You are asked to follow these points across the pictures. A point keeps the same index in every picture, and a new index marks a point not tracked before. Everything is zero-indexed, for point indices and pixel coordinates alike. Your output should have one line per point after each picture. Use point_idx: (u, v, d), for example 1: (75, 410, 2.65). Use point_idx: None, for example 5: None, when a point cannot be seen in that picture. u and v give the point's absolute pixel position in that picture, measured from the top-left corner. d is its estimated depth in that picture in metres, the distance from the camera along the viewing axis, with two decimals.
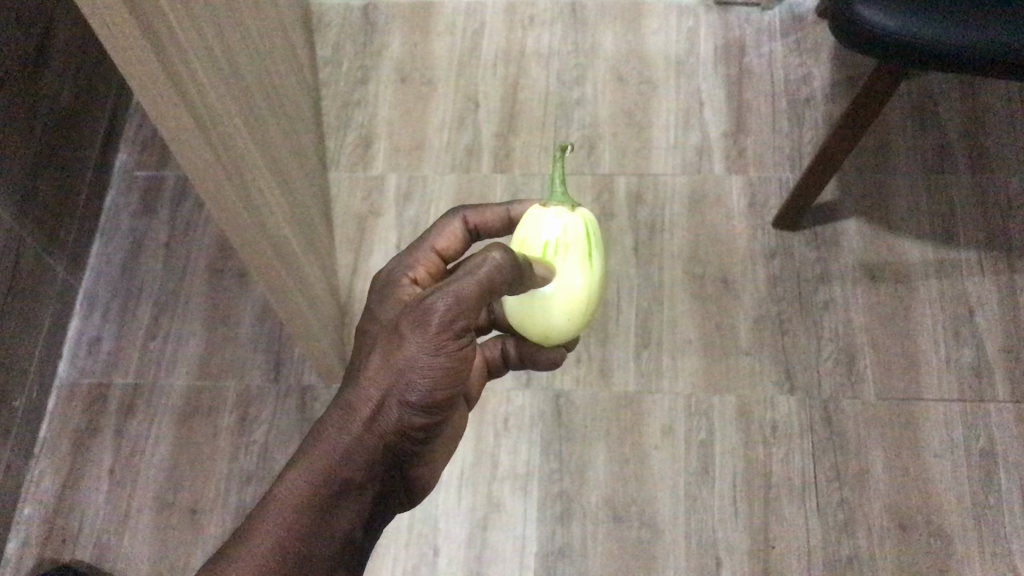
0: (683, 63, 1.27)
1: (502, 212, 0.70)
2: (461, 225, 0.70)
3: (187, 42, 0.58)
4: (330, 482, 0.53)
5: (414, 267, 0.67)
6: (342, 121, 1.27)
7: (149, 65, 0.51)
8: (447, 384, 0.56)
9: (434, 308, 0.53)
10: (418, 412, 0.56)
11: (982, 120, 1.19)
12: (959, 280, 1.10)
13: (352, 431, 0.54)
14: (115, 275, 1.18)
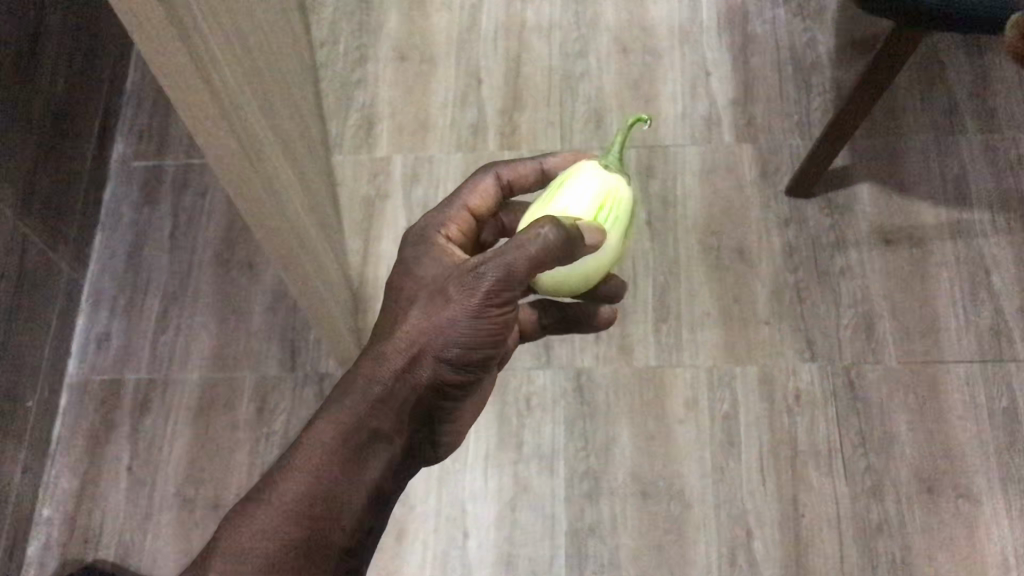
0: (686, 32, 1.26)
1: (535, 167, 0.68)
2: (494, 181, 0.68)
3: (205, 22, 0.56)
4: (365, 426, 0.54)
5: (444, 227, 0.65)
6: (342, 102, 1.25)
7: (165, 30, 0.49)
8: (485, 345, 0.57)
9: (482, 277, 0.54)
10: (453, 369, 0.57)
11: (990, 80, 1.19)
12: (975, 242, 1.10)
13: (387, 380, 0.55)
14: (120, 268, 1.16)
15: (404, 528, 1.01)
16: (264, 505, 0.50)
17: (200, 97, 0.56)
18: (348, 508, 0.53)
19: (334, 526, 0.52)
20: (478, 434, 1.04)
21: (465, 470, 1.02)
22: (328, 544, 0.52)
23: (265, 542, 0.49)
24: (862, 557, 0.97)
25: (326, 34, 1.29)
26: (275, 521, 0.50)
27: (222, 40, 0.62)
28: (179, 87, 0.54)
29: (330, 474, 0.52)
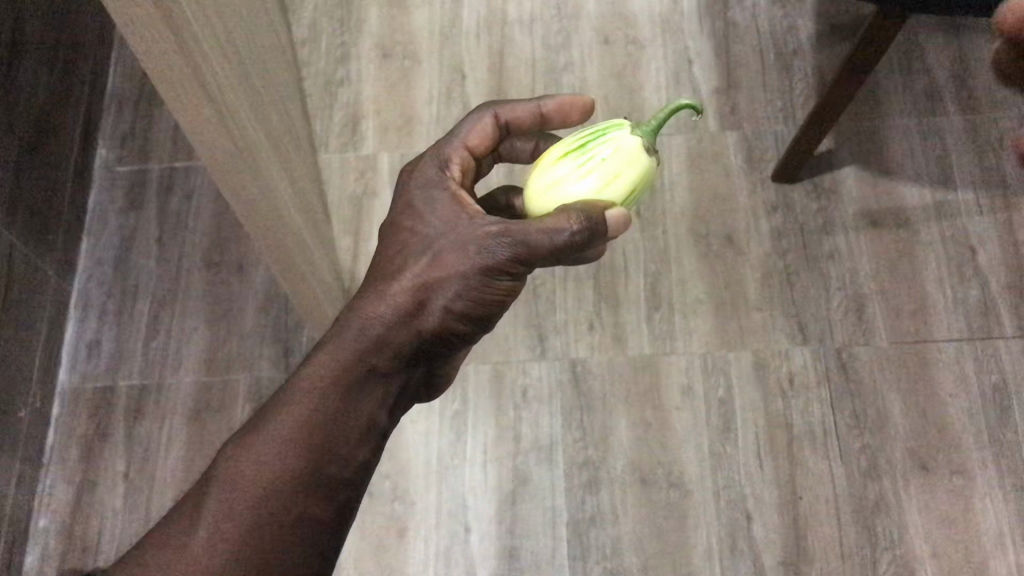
0: (667, 21, 1.26)
1: (534, 109, 0.63)
2: (492, 121, 0.64)
3: (196, 19, 0.56)
4: (363, 365, 0.53)
5: (443, 168, 0.61)
6: (326, 100, 1.24)
7: (157, 26, 0.48)
8: (493, 297, 0.55)
9: (497, 242, 0.53)
10: (460, 321, 0.56)
11: (969, 61, 1.20)
12: (960, 221, 1.12)
13: (391, 323, 0.53)
14: (108, 275, 1.15)
15: (406, 524, 1.01)
16: (258, 439, 0.50)
17: (193, 93, 0.56)
18: (344, 443, 0.53)
19: (330, 460, 0.52)
20: (476, 428, 1.04)
21: (465, 464, 1.03)
22: (324, 477, 0.51)
23: (259, 473, 0.50)
24: (861, 536, 0.98)
25: (307, 32, 1.28)
26: (266, 452, 0.50)
27: (212, 35, 0.61)
28: (172, 84, 0.53)
29: (326, 411, 0.52)
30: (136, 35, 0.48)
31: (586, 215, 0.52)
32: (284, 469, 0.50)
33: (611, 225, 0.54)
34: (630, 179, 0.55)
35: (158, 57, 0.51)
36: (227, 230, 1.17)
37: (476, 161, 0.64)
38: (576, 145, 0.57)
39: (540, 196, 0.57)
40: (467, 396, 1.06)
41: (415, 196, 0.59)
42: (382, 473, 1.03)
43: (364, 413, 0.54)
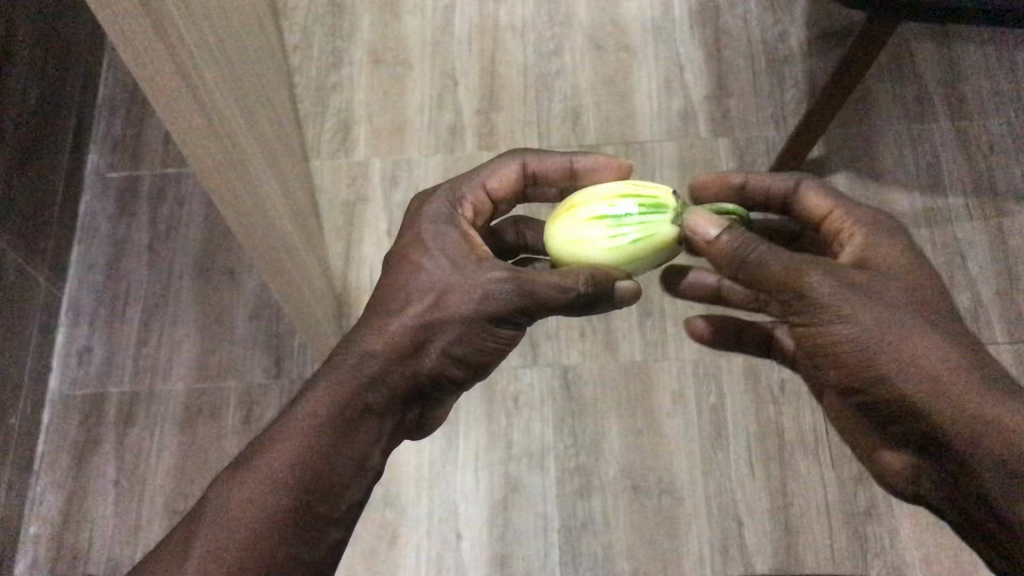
0: (659, 27, 1.27)
1: (564, 164, 0.66)
2: (519, 168, 0.67)
3: (188, 28, 0.56)
4: (362, 399, 0.54)
5: (459, 205, 0.63)
6: (318, 106, 1.24)
7: (147, 34, 0.48)
8: (487, 340, 0.59)
9: (501, 286, 0.56)
10: (452, 361, 0.58)
11: (958, 68, 1.21)
12: (950, 227, 1.12)
13: (391, 360, 0.55)
14: (99, 281, 1.15)
15: (397, 531, 1.00)
16: (255, 470, 0.50)
17: (184, 101, 0.55)
18: (339, 480, 0.53)
19: (326, 494, 0.52)
20: (467, 435, 1.04)
21: (457, 470, 1.03)
22: (318, 514, 0.52)
23: (258, 508, 0.49)
24: (851, 542, 0.98)
25: (299, 39, 1.28)
26: (266, 484, 0.50)
27: (202, 42, 0.61)
28: (163, 93, 0.54)
29: (324, 446, 0.52)
30: (128, 47, 0.48)
31: (593, 280, 0.56)
32: (285, 503, 0.50)
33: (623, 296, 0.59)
34: (655, 256, 0.59)
35: (148, 66, 0.51)
36: (218, 236, 1.17)
37: (492, 203, 0.67)
38: (619, 206, 0.58)
39: (563, 239, 0.60)
40: (459, 403, 1.06)
41: (422, 229, 0.61)
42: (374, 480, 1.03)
43: (359, 448, 0.54)
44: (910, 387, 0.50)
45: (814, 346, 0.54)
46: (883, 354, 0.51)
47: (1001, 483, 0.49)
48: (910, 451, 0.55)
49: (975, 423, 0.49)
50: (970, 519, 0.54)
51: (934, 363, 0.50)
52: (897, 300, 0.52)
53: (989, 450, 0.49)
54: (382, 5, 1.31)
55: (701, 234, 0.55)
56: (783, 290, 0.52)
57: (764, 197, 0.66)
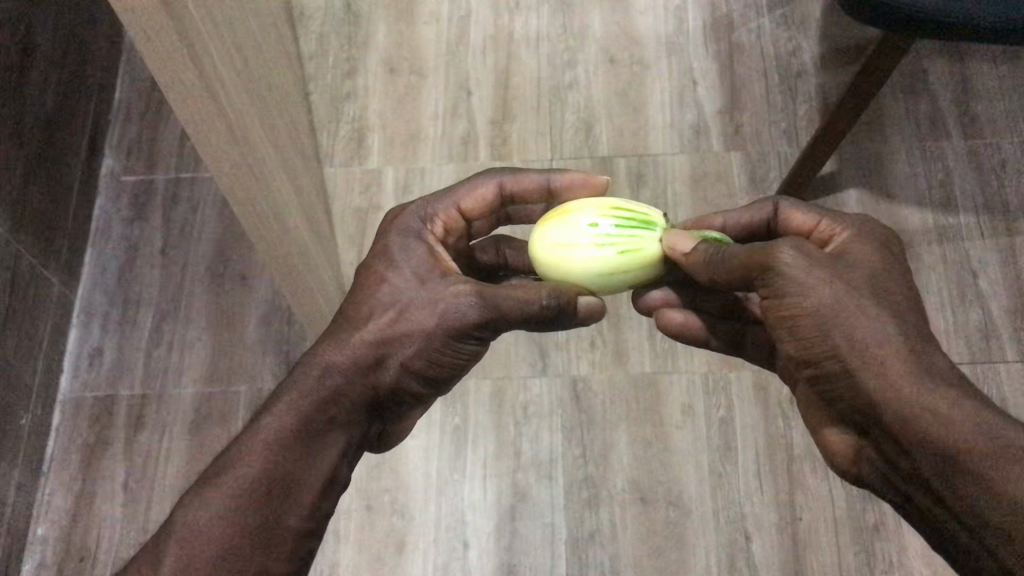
0: (673, 41, 1.27)
1: (542, 182, 0.67)
2: (494, 188, 0.67)
3: (206, 31, 0.56)
4: (324, 413, 0.54)
5: (430, 221, 0.64)
6: (332, 114, 1.25)
7: (171, 33, 0.49)
8: (451, 358, 0.58)
9: (466, 304, 0.56)
10: (414, 377, 0.58)
11: (970, 86, 1.21)
12: (962, 244, 1.12)
13: (351, 375, 0.55)
14: (112, 284, 1.15)
15: (404, 540, 1.00)
16: (219, 490, 0.50)
17: (204, 103, 0.56)
18: (304, 496, 0.53)
19: (292, 511, 0.52)
20: (475, 444, 1.04)
21: (465, 479, 1.03)
22: (284, 529, 0.51)
23: (222, 527, 0.49)
24: (858, 558, 0.98)
25: (314, 47, 1.29)
26: (228, 503, 0.50)
27: (220, 46, 0.62)
28: (183, 96, 0.54)
29: (289, 461, 0.52)
30: (152, 48, 0.49)
31: (555, 296, 0.57)
32: (250, 522, 0.50)
33: (581, 314, 0.60)
34: (633, 273, 0.61)
35: (168, 66, 0.51)
36: (231, 241, 1.18)
37: (467, 221, 0.68)
38: (614, 215, 0.61)
39: (550, 242, 0.61)
40: (467, 411, 1.06)
41: (392, 239, 0.61)
42: (381, 487, 1.03)
43: (324, 463, 0.54)
44: (856, 366, 0.50)
45: (777, 323, 0.54)
46: (836, 331, 0.50)
47: (933, 470, 0.48)
48: (863, 441, 0.55)
49: (910, 407, 0.48)
50: (911, 512, 0.53)
51: (883, 347, 0.49)
52: (861, 284, 0.51)
53: (920, 435, 0.47)
54: (398, 15, 1.31)
55: (679, 249, 0.59)
56: (754, 267, 0.53)
57: (748, 232, 0.66)
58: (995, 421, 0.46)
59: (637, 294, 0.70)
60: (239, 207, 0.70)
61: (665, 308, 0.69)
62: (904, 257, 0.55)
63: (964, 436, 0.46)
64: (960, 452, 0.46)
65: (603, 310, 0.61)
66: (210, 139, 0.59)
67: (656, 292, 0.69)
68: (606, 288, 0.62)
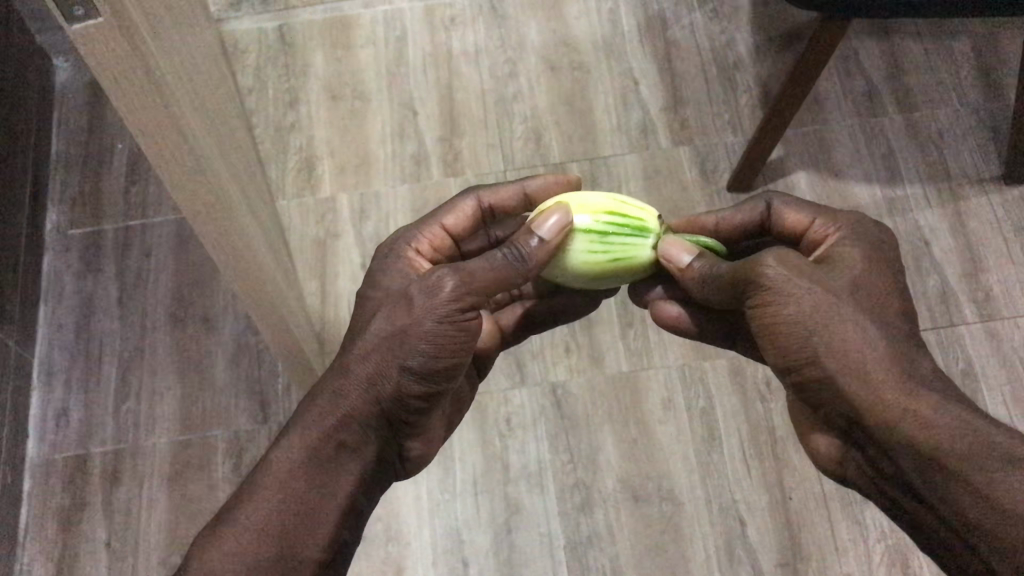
0: (610, 43, 1.29)
1: (517, 190, 0.69)
2: (475, 206, 0.69)
3: (166, 71, 0.56)
4: (333, 439, 0.56)
5: (418, 240, 0.66)
6: (279, 147, 1.23)
7: (141, 72, 0.48)
8: (450, 351, 0.56)
9: (442, 282, 0.55)
10: (415, 379, 0.56)
11: (901, 62, 1.25)
12: (912, 215, 1.15)
13: (357, 396, 0.56)
14: (71, 340, 1.12)
15: (402, 565, 0.99)
16: (232, 527, 0.52)
17: (176, 144, 0.55)
18: (318, 524, 0.54)
19: (307, 540, 0.53)
20: (463, 462, 1.04)
21: (456, 497, 1.02)
22: (301, 562, 0.53)
23: (238, 562, 0.51)
24: (851, 529, 0.99)
25: (253, 81, 1.27)
26: (244, 541, 0.51)
27: (179, 88, 0.60)
28: (155, 139, 0.53)
29: (299, 491, 0.54)
30: (121, 90, 0.48)
31: (511, 245, 0.57)
32: (265, 555, 0.52)
33: (549, 243, 0.58)
34: (623, 272, 0.63)
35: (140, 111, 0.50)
36: (190, 284, 1.15)
37: (457, 243, 0.70)
38: (607, 214, 0.61)
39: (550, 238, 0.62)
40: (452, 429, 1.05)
41: (379, 266, 0.64)
42: (373, 516, 1.02)
43: (337, 490, 0.55)
44: (836, 373, 0.51)
45: (759, 332, 0.55)
46: (815, 338, 0.52)
47: (915, 469, 0.50)
48: (843, 441, 0.56)
49: (892, 412, 0.50)
50: (893, 506, 0.54)
51: (862, 350, 0.51)
52: (838, 289, 0.53)
53: (903, 438, 0.49)
54: (334, 41, 1.30)
55: (676, 261, 0.61)
56: (741, 278, 0.55)
57: (742, 232, 0.68)
58: (976, 423, 0.49)
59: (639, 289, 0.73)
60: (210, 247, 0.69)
61: (661, 300, 0.71)
62: (893, 256, 0.56)
63: (943, 437, 0.48)
64: (943, 453, 0.48)
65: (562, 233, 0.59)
66: (182, 179, 0.58)
67: (655, 287, 0.71)
68: (599, 281, 0.63)
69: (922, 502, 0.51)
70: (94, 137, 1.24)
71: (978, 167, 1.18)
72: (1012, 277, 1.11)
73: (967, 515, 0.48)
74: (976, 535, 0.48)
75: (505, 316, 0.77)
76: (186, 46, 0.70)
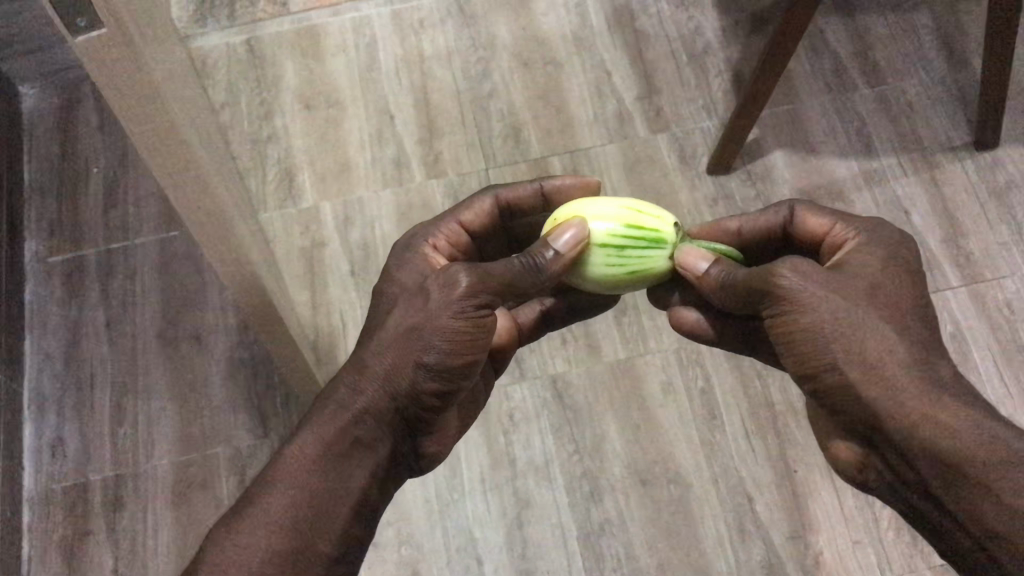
0: (580, 37, 1.30)
1: (535, 190, 0.69)
2: (493, 203, 0.70)
3: (157, 66, 0.57)
4: (348, 435, 0.56)
5: (436, 236, 0.67)
6: (257, 160, 1.22)
7: (130, 63, 0.50)
8: (466, 349, 0.56)
9: (456, 277, 0.55)
10: (431, 377, 0.56)
11: (866, 37, 1.27)
12: (889, 186, 1.17)
13: (375, 393, 0.57)
14: (60, 369, 1.10)
15: (416, 567, 0.99)
16: (246, 520, 0.52)
17: (167, 137, 0.56)
18: (332, 518, 0.54)
19: (322, 535, 0.53)
20: (469, 460, 1.04)
21: (465, 496, 1.02)
22: (315, 555, 0.52)
23: (252, 555, 0.50)
24: (857, 497, 1.01)
25: (225, 96, 1.26)
26: (258, 533, 0.51)
27: (176, 100, 0.61)
28: (145, 129, 0.54)
29: (314, 485, 0.53)
30: (104, 71, 0.49)
31: (528, 254, 0.59)
32: (279, 548, 0.51)
33: (563, 256, 0.59)
34: (638, 282, 0.64)
35: (126, 102, 0.52)
36: (178, 303, 1.14)
37: (474, 239, 0.71)
38: (622, 227, 0.61)
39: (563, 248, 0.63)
40: None
41: (393, 256, 0.65)
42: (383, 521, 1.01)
43: (352, 486, 0.55)
44: (858, 381, 0.51)
45: (779, 341, 0.55)
46: (837, 346, 0.52)
47: (938, 476, 0.50)
48: (863, 449, 0.55)
49: (914, 418, 0.50)
50: (913, 512, 0.55)
51: (885, 358, 0.51)
52: (861, 298, 0.53)
53: (925, 444, 0.49)
54: (304, 52, 1.30)
55: (692, 269, 0.61)
56: (760, 290, 0.55)
57: (764, 235, 0.68)
58: (999, 433, 0.49)
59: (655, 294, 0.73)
60: (208, 247, 0.69)
61: (679, 305, 0.71)
62: (914, 259, 0.56)
63: (964, 444, 0.49)
64: (965, 461, 0.49)
65: (575, 249, 0.60)
66: (176, 174, 0.59)
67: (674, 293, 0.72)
68: (614, 288, 0.64)
69: (945, 509, 0.51)
70: (67, 162, 1.22)
71: (950, 135, 1.20)
72: (991, 239, 1.13)
73: (991, 524, 0.48)
74: (1000, 543, 0.48)
75: (525, 312, 0.76)
76: (172, 55, 0.71)
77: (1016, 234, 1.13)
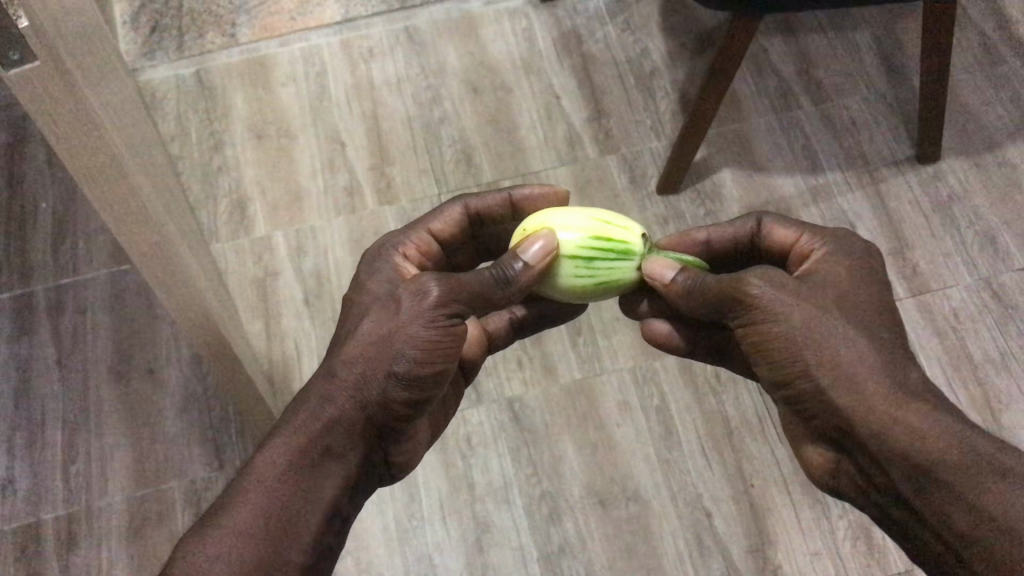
0: (528, 62, 1.31)
1: (504, 199, 0.70)
2: (462, 211, 0.71)
3: (105, 111, 0.56)
4: (319, 444, 0.55)
5: (406, 244, 0.67)
6: (208, 190, 1.22)
7: (64, 96, 0.48)
8: (436, 357, 0.57)
9: (428, 286, 0.56)
10: (402, 386, 0.57)
11: (808, 57, 1.30)
12: (835, 201, 1.19)
13: (346, 401, 0.56)
14: (9, 408, 1.08)
15: None
16: (217, 530, 0.51)
17: (116, 181, 0.55)
18: (302, 526, 0.53)
19: (293, 543, 0.52)
20: (428, 486, 1.03)
21: (424, 522, 1.02)
22: (285, 564, 0.52)
23: (221, 563, 0.50)
24: (813, 509, 1.02)
25: (174, 127, 1.26)
26: (228, 542, 0.51)
27: (120, 132, 0.59)
28: (96, 177, 0.54)
29: (285, 493, 0.53)
30: (54, 121, 0.49)
31: (498, 265, 0.58)
32: (249, 555, 0.51)
33: (532, 267, 0.59)
34: (608, 290, 0.65)
35: (62, 135, 0.50)
36: (131, 338, 1.13)
37: (444, 247, 0.71)
38: (590, 238, 0.62)
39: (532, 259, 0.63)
40: None
41: (364, 263, 0.65)
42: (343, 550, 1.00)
43: (324, 494, 0.55)
44: (827, 384, 0.52)
45: (752, 347, 0.56)
46: (806, 350, 0.53)
47: (906, 478, 0.50)
48: (838, 453, 0.57)
49: (882, 420, 0.50)
50: (886, 518, 0.55)
51: (851, 363, 0.52)
52: (829, 304, 0.54)
53: (892, 445, 0.50)
54: (253, 82, 1.30)
55: (660, 277, 0.62)
56: (727, 299, 0.57)
57: (731, 246, 0.69)
58: (965, 433, 0.49)
59: (627, 306, 0.73)
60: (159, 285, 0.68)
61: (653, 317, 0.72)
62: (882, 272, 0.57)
63: (930, 444, 0.49)
64: (932, 461, 0.49)
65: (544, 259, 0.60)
66: (128, 219, 0.58)
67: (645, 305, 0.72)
68: (583, 297, 0.65)
69: (914, 513, 0.51)
70: (15, 199, 1.21)
71: (893, 150, 1.23)
72: (936, 251, 1.15)
73: (958, 525, 0.48)
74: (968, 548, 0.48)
75: (494, 321, 0.76)
76: (117, 89, 0.70)
77: (960, 245, 1.16)
